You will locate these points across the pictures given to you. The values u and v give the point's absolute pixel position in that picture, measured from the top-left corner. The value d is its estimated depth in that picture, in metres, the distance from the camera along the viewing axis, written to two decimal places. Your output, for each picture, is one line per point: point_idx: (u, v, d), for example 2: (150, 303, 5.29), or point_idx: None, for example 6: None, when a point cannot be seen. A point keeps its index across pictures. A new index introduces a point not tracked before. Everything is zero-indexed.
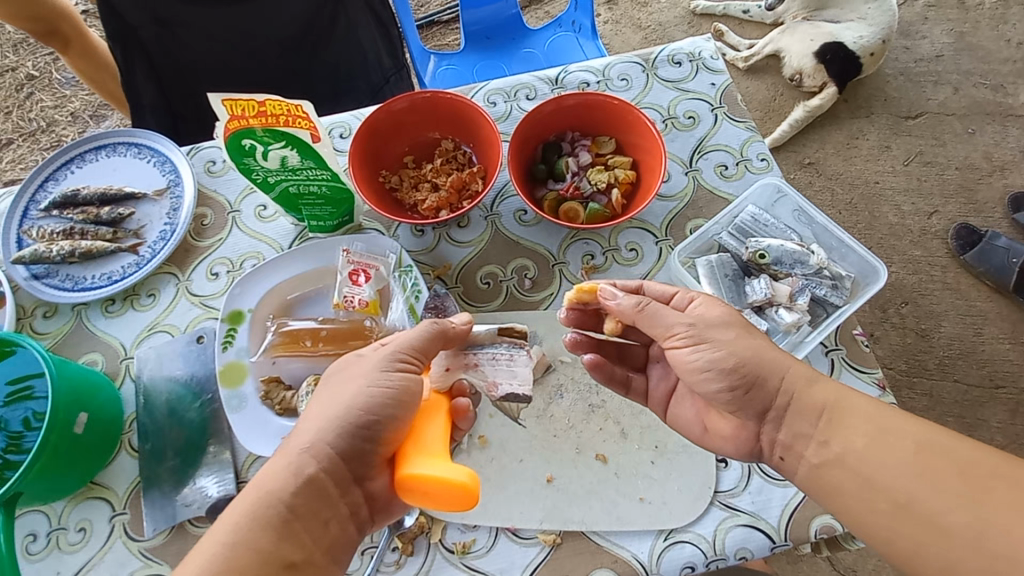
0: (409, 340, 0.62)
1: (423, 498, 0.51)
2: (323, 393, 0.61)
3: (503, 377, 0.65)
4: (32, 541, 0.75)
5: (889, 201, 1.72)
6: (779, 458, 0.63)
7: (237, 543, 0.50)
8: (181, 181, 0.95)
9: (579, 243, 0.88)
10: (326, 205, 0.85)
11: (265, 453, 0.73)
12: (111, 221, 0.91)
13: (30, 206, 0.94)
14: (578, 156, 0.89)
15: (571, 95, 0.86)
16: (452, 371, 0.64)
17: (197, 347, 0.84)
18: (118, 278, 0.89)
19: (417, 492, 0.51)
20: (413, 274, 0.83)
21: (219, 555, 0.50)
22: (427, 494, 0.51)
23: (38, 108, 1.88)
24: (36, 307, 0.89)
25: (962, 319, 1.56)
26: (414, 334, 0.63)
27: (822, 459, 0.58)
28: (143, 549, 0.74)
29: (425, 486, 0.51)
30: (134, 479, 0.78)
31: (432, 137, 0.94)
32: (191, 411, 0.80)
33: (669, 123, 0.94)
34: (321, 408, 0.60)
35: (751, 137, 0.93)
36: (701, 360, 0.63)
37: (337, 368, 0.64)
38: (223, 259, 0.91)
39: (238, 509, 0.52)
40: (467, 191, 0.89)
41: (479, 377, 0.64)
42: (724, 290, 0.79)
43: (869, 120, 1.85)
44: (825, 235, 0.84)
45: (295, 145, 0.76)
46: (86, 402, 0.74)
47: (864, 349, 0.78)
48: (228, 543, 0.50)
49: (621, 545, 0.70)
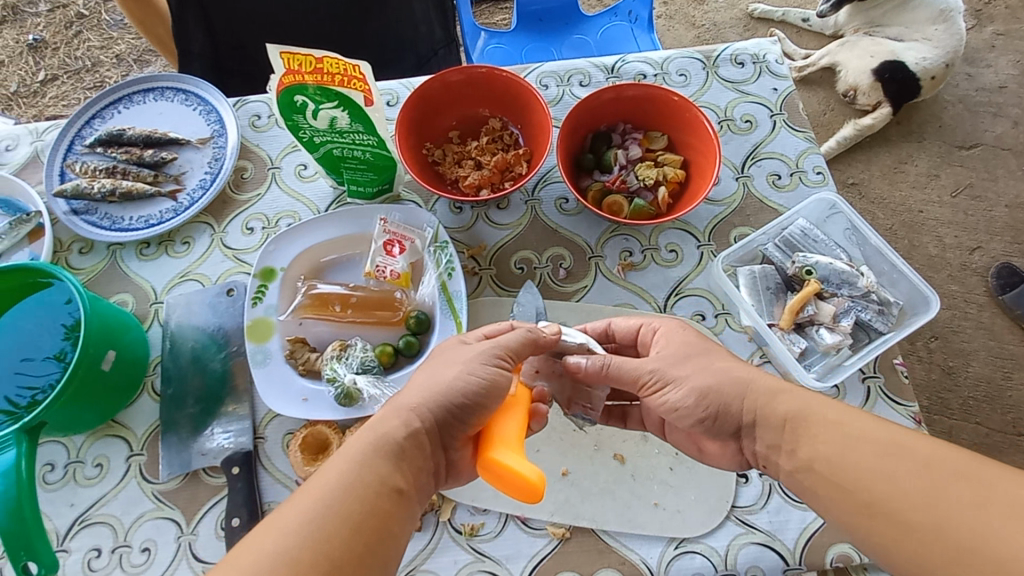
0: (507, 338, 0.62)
1: (496, 479, 0.53)
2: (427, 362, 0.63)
3: (580, 396, 0.70)
4: (49, 470, 0.76)
5: (931, 231, 1.66)
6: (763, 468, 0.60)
7: (353, 475, 0.50)
8: (224, 132, 0.95)
9: (618, 238, 0.86)
10: (368, 170, 0.84)
11: (284, 412, 0.73)
12: (153, 164, 0.91)
13: (76, 141, 0.94)
14: (628, 149, 0.86)
15: (632, 86, 0.84)
16: (538, 376, 0.67)
17: (227, 299, 0.84)
18: (155, 222, 0.89)
19: (493, 471, 0.52)
20: (448, 250, 0.82)
21: (347, 473, 0.50)
22: (501, 477, 0.52)
23: (85, 47, 1.89)
24: (73, 242, 0.90)
25: (992, 360, 1.50)
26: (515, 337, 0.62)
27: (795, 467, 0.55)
28: (157, 492, 0.75)
29: (499, 469, 0.52)
30: (153, 422, 0.79)
31: (481, 114, 0.92)
32: (215, 361, 0.80)
33: (724, 125, 0.91)
34: (427, 371, 0.61)
35: (809, 149, 0.90)
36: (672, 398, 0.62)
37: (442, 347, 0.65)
38: (259, 214, 0.91)
39: (361, 439, 0.53)
40: (509, 173, 0.87)
41: (561, 391, 0.69)
42: (763, 302, 0.77)
43: (921, 145, 1.78)
44: (877, 257, 0.81)
45: (347, 106, 0.75)
46: (115, 340, 0.75)
47: (902, 380, 0.75)
48: (358, 463, 0.51)
49: (630, 547, 0.69)
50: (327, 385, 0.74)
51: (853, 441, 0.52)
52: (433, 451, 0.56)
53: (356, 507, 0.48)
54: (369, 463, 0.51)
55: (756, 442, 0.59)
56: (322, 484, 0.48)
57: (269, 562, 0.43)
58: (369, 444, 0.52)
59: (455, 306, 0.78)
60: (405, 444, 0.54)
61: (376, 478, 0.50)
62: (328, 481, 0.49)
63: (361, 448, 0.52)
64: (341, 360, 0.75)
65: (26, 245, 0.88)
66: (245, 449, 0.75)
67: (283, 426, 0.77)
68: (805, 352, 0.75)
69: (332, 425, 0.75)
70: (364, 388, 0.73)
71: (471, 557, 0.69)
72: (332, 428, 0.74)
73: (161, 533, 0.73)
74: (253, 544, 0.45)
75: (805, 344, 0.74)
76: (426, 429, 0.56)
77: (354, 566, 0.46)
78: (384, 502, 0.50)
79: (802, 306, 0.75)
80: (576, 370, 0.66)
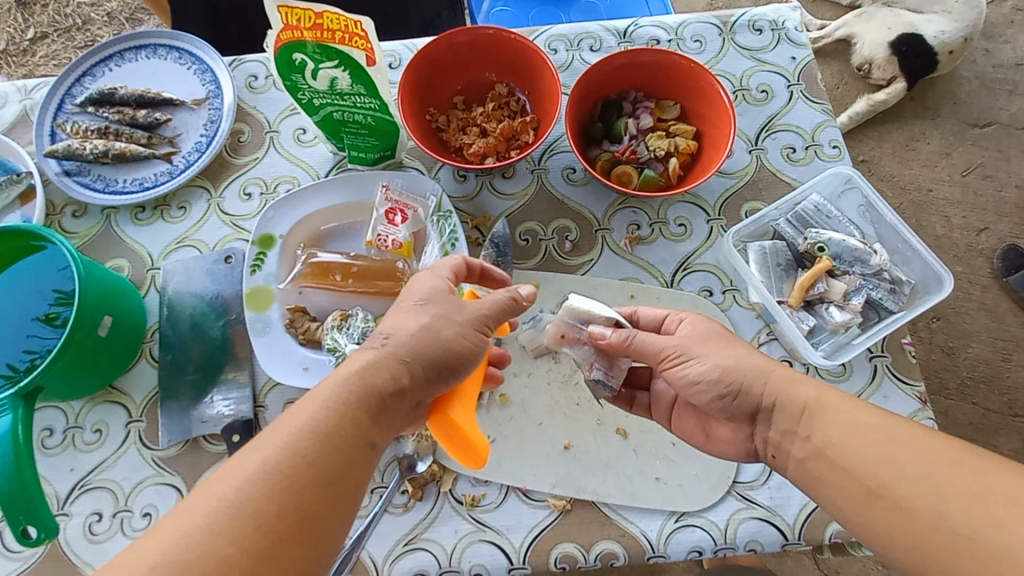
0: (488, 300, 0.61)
1: (445, 432, 0.57)
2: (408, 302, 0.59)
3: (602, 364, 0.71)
4: (48, 435, 0.76)
5: (939, 211, 1.64)
6: (771, 457, 0.60)
7: (324, 424, 0.47)
8: (220, 93, 0.91)
9: (626, 211, 0.84)
10: (370, 135, 0.81)
11: (284, 381, 0.72)
12: (147, 125, 0.88)
13: (66, 100, 0.90)
14: (639, 119, 0.84)
15: (647, 52, 0.80)
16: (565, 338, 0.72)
17: (225, 266, 0.82)
18: (150, 186, 0.87)
19: (449, 429, 0.57)
20: (452, 220, 0.80)
21: (325, 418, 0.47)
22: (451, 436, 0.57)
23: (74, 4, 1.81)
24: (66, 205, 0.88)
25: (993, 342, 1.50)
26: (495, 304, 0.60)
27: (808, 454, 0.55)
28: (157, 458, 0.75)
29: (454, 432, 0.56)
30: (152, 389, 0.78)
31: (487, 79, 0.88)
32: (214, 329, 0.78)
33: (739, 95, 0.88)
34: (411, 315, 0.57)
35: (826, 121, 0.87)
36: (691, 372, 0.62)
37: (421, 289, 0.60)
38: (257, 179, 0.88)
39: (345, 383, 0.50)
40: (515, 141, 0.84)
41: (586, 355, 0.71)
42: (773, 279, 0.76)
43: (934, 123, 1.74)
44: (891, 235, 0.79)
45: (349, 66, 0.72)
46: (111, 305, 0.73)
47: (910, 360, 0.74)
48: (338, 410, 0.48)
49: (630, 520, 0.70)
50: (328, 355, 0.74)
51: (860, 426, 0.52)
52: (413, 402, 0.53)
53: (325, 455, 0.46)
54: (344, 414, 0.48)
55: (771, 427, 0.59)
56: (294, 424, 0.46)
57: (212, 517, 0.41)
58: (345, 393, 0.49)
59: None
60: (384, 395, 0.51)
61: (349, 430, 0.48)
62: (300, 422, 0.46)
63: (336, 396, 0.49)
64: (341, 330, 0.74)
65: (18, 207, 0.86)
66: (245, 417, 0.74)
67: (283, 395, 0.76)
68: (813, 330, 0.74)
69: None
70: None
71: (472, 528, 0.70)
72: None
73: (162, 498, 0.73)
74: (221, 485, 0.43)
75: (814, 323, 0.73)
76: (410, 379, 0.53)
77: (311, 515, 0.44)
78: (353, 454, 0.47)
79: (811, 284, 0.74)
80: (600, 339, 0.68)
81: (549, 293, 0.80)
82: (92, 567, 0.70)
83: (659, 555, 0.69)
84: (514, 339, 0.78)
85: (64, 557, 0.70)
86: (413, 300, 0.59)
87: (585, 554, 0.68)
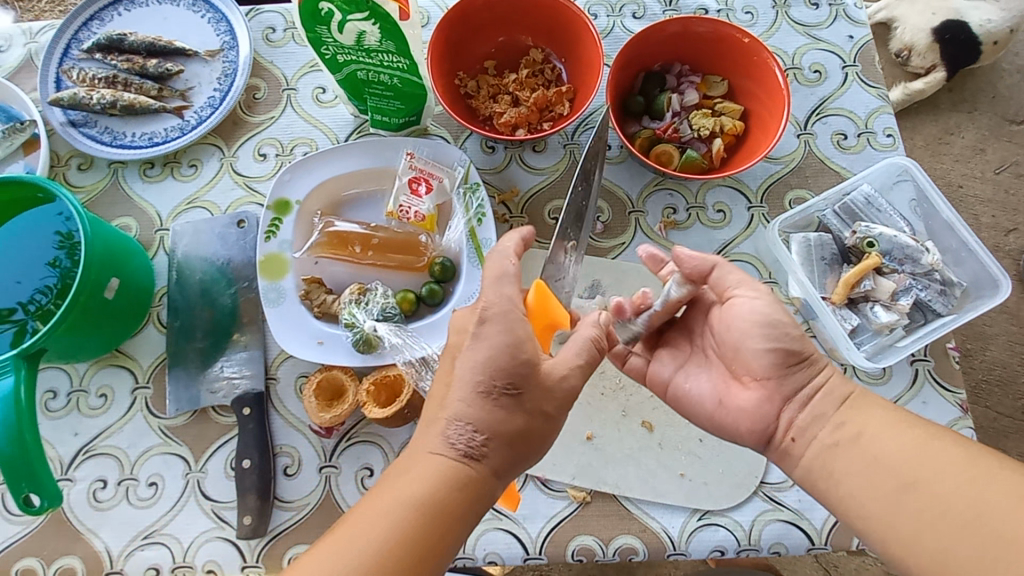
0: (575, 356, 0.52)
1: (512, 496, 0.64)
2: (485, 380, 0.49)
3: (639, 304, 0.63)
4: (51, 397, 0.73)
5: (967, 209, 1.40)
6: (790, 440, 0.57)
7: (390, 535, 0.44)
8: (235, 44, 0.86)
9: (662, 193, 0.79)
10: (395, 99, 0.76)
11: (299, 354, 0.69)
12: (157, 76, 0.83)
13: (72, 45, 0.85)
14: (684, 94, 0.78)
15: (700, 22, 0.75)
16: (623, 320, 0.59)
17: (237, 231, 0.78)
18: (160, 141, 0.82)
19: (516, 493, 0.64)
20: (478, 193, 0.75)
21: (373, 521, 0.44)
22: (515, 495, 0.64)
23: None
24: (71, 157, 0.83)
25: (1011, 346, 1.31)
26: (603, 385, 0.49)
27: (834, 446, 0.54)
28: (164, 427, 0.72)
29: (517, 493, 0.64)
30: (159, 354, 0.75)
31: (521, 43, 0.82)
32: (224, 296, 0.75)
33: (790, 74, 0.82)
34: (490, 408, 0.48)
35: (881, 108, 0.81)
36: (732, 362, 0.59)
37: (501, 363, 0.49)
38: (272, 139, 0.83)
39: (392, 477, 0.47)
40: (549, 113, 0.79)
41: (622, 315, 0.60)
42: (816, 274, 0.72)
43: (971, 117, 1.46)
44: (945, 232, 0.75)
45: (379, 20, 0.67)
46: (118, 267, 0.70)
47: (953, 365, 0.71)
48: (383, 509, 0.45)
49: (652, 516, 0.67)
50: (344, 330, 0.70)
51: None
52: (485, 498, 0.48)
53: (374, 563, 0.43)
54: (408, 524, 0.44)
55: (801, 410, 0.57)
56: (347, 538, 0.44)
57: None
58: (417, 499, 0.45)
59: (483, 255, 0.73)
60: (453, 499, 0.46)
61: (415, 541, 0.44)
62: (349, 533, 0.44)
63: (401, 499, 0.45)
64: (359, 305, 0.70)
65: (20, 157, 0.81)
66: (256, 390, 0.71)
67: (297, 368, 0.74)
68: (856, 329, 0.70)
69: (348, 371, 0.70)
70: (384, 336, 0.68)
71: (489, 517, 0.67)
72: (348, 375, 0.70)
73: (168, 467, 0.71)
74: None
75: (858, 322, 0.70)
76: (457, 469, 0.47)
77: None
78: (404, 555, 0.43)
79: (858, 281, 0.70)
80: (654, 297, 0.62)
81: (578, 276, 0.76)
82: (96, 533, 0.68)
83: (680, 553, 0.67)
84: None
85: (67, 523, 0.69)
86: (498, 365, 0.48)
87: (603, 548, 0.66)
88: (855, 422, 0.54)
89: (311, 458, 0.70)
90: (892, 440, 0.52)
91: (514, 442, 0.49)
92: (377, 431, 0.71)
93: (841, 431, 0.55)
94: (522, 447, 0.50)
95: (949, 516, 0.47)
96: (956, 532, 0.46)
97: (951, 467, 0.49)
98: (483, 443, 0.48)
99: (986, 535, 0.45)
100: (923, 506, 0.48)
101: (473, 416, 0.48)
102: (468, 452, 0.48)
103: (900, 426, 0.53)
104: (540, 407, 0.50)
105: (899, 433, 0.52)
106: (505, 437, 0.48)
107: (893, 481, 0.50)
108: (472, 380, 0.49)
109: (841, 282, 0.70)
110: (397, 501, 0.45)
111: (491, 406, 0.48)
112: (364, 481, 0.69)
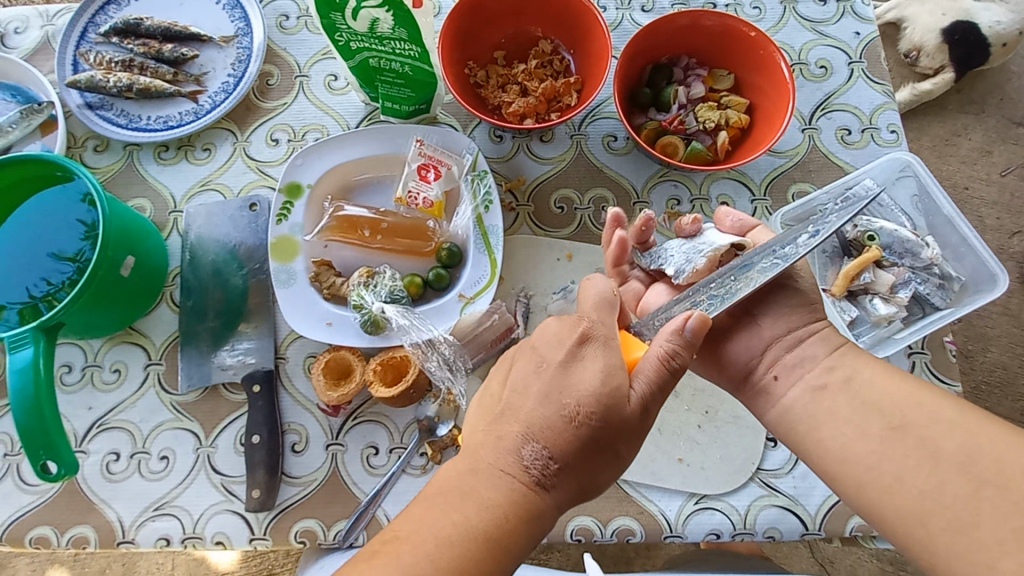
0: (641, 369, 0.49)
1: None
2: (569, 403, 0.47)
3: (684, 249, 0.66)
4: (67, 371, 0.75)
5: (972, 211, 1.40)
6: (772, 377, 0.59)
7: (452, 564, 0.41)
8: (249, 31, 0.87)
9: (667, 184, 0.80)
10: (406, 86, 0.77)
11: (308, 334, 0.71)
12: (173, 61, 0.85)
13: (89, 29, 0.86)
14: (690, 87, 0.79)
15: (709, 15, 0.76)
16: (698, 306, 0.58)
17: (250, 214, 0.79)
18: (175, 124, 0.84)
19: None
20: (486, 181, 0.77)
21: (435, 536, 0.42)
22: None
23: None
24: (87, 139, 0.85)
25: (1013, 348, 1.31)
26: (647, 383, 0.48)
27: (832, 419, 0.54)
28: (176, 403, 0.74)
29: None
30: (172, 332, 0.77)
31: (531, 33, 0.84)
32: (236, 277, 0.76)
33: (797, 69, 0.83)
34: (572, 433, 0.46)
35: (885, 104, 0.82)
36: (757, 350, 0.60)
37: (590, 386, 0.47)
38: (285, 125, 0.85)
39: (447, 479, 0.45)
40: (557, 103, 0.80)
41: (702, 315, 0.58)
42: (817, 265, 0.74)
43: (978, 119, 1.45)
44: (946, 228, 0.76)
45: (393, 7, 0.69)
46: (134, 246, 0.71)
47: (950, 358, 0.72)
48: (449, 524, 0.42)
49: (650, 498, 0.69)
50: (352, 312, 0.72)
51: (902, 427, 0.50)
52: (545, 532, 0.46)
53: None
54: (472, 554, 0.42)
55: (797, 362, 0.58)
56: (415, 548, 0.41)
57: None
58: (483, 528, 0.43)
59: (489, 242, 0.74)
60: (518, 532, 0.44)
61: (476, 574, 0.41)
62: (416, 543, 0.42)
63: (463, 524, 0.42)
64: (368, 287, 0.72)
65: (38, 137, 0.83)
66: (266, 368, 0.73)
67: (305, 349, 0.75)
68: (854, 321, 0.71)
69: (356, 352, 0.72)
70: (391, 317, 0.70)
71: None
72: (356, 355, 0.72)
73: (179, 442, 0.72)
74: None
75: (856, 313, 0.71)
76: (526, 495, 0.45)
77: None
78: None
79: (858, 273, 0.71)
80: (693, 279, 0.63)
81: (582, 264, 0.77)
82: (109, 504, 0.70)
83: (676, 535, 0.68)
84: (544, 309, 0.76)
85: (80, 493, 0.71)
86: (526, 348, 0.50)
87: (601, 529, 0.68)
88: (847, 366, 0.56)
89: (318, 436, 0.72)
90: (883, 390, 0.53)
91: (582, 474, 0.47)
92: (382, 411, 0.72)
93: (830, 373, 0.56)
94: (592, 481, 0.47)
95: (923, 484, 0.47)
96: (929, 502, 0.47)
97: (934, 424, 0.49)
98: (555, 474, 0.45)
99: (959, 506, 0.46)
100: (900, 472, 0.49)
101: (549, 443, 0.46)
102: (538, 481, 0.45)
103: (894, 375, 0.54)
104: (616, 445, 0.47)
105: (886, 388, 0.53)
106: (580, 464, 0.46)
107: (873, 449, 0.51)
108: (558, 401, 0.47)
109: (841, 275, 0.72)
110: (456, 521, 0.43)
111: (574, 433, 0.46)
112: (369, 459, 0.71)
